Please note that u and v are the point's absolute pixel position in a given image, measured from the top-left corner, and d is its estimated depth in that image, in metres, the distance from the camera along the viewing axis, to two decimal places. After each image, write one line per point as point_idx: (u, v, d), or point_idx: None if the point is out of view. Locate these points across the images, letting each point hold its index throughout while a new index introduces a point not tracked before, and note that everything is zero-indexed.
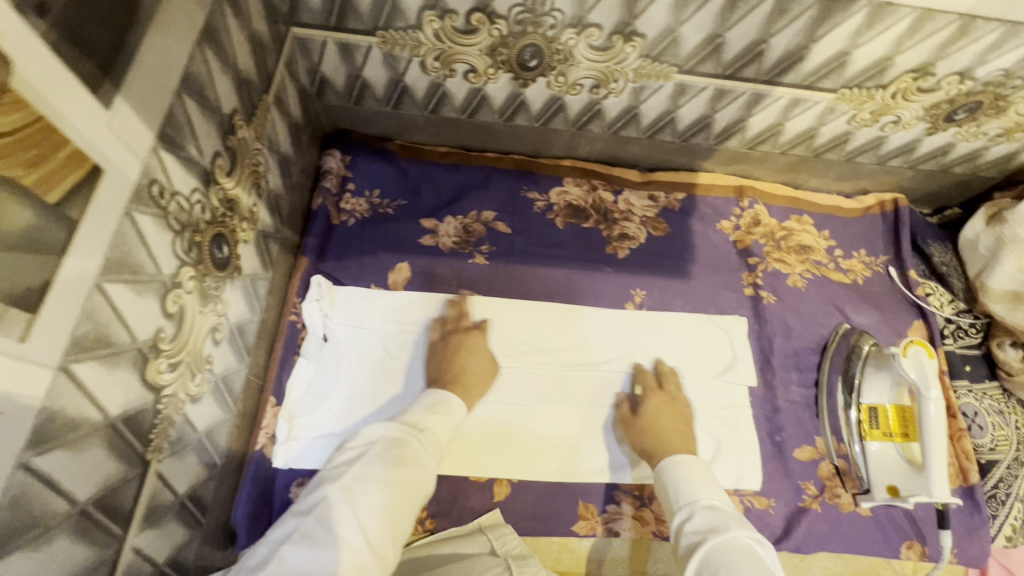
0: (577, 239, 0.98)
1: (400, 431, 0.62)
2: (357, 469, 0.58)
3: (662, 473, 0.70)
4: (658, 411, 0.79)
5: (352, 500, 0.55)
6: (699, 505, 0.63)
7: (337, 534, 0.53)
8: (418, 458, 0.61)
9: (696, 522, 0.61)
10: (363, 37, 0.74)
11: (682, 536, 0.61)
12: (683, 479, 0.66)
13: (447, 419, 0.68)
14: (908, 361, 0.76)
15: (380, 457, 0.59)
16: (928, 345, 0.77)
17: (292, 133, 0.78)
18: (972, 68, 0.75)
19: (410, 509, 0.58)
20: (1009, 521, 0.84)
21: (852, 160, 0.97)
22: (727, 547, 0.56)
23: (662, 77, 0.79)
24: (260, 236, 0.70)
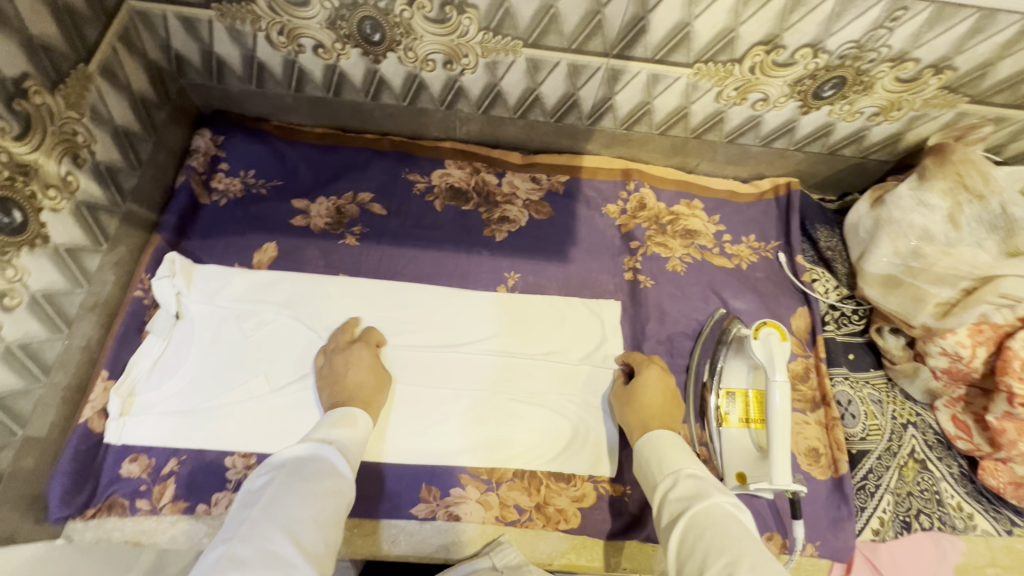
0: (455, 221, 0.96)
1: (324, 448, 0.64)
2: (280, 486, 0.58)
3: (643, 446, 0.71)
4: (652, 383, 0.78)
5: (277, 516, 0.55)
6: (682, 473, 0.64)
7: (272, 549, 0.52)
8: (335, 470, 0.63)
9: (680, 490, 0.62)
10: (200, 9, 0.75)
11: (667, 505, 0.62)
12: (665, 450, 0.68)
13: (355, 432, 0.69)
14: (758, 343, 0.74)
15: (308, 474, 0.60)
16: (781, 328, 0.75)
17: (137, 107, 0.78)
18: (821, 40, 0.73)
19: (340, 520, 0.60)
20: (877, 514, 0.80)
21: (735, 142, 0.94)
22: (711, 513, 0.58)
23: (511, 51, 0.77)
24: (83, 206, 0.69)
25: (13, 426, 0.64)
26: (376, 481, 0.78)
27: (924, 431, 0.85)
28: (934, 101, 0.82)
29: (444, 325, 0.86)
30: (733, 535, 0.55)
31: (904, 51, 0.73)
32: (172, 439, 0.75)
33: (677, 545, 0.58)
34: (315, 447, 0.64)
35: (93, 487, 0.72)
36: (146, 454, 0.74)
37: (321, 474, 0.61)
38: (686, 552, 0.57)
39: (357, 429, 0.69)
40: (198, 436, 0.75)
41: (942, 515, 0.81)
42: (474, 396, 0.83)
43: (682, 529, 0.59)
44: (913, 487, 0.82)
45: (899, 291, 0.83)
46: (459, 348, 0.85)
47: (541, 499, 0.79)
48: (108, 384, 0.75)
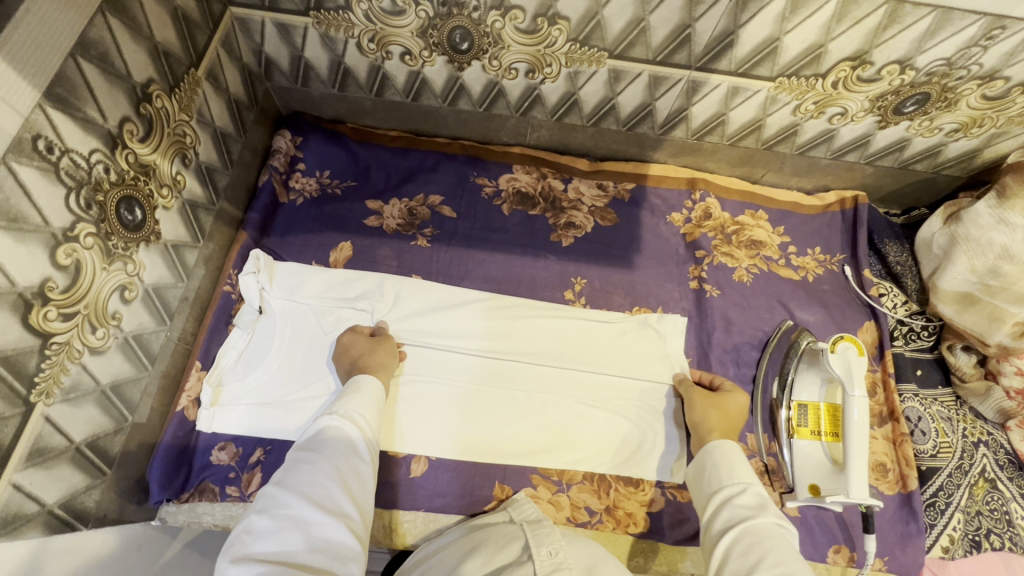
0: (522, 225, 0.97)
1: (328, 417, 0.66)
2: (292, 461, 0.61)
3: (715, 448, 0.71)
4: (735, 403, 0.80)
5: (291, 484, 0.58)
6: (751, 486, 0.65)
7: (290, 515, 0.55)
8: (347, 436, 0.65)
9: (746, 499, 0.63)
10: (298, 16, 0.77)
11: (727, 509, 0.64)
12: (738, 461, 0.68)
13: (363, 397, 0.70)
14: (834, 356, 0.76)
15: (316, 445, 0.63)
16: (857, 343, 0.76)
17: (232, 109, 0.82)
18: (911, 57, 0.72)
19: (361, 477, 0.62)
20: (947, 531, 0.80)
21: (805, 154, 0.95)
22: (775, 529, 0.60)
23: (595, 62, 0.79)
24: (187, 205, 0.73)
25: (126, 412, 0.68)
26: (452, 478, 0.80)
27: (995, 451, 0.85)
28: (1018, 119, 0.81)
29: (513, 326, 0.87)
30: (790, 553, 0.57)
31: (995, 69, 0.73)
32: (257, 429, 0.77)
33: (725, 545, 0.60)
34: (321, 420, 0.66)
35: (186, 472, 0.75)
36: (234, 442, 0.77)
37: (330, 440, 0.64)
38: (738, 555, 0.58)
39: (365, 393, 0.70)
40: (281, 427, 0.78)
41: (1012, 536, 0.81)
42: (540, 400, 0.85)
43: (737, 535, 0.60)
44: (982, 506, 0.82)
45: (975, 309, 0.83)
46: (528, 349, 0.87)
47: (611, 502, 0.81)
48: (201, 375, 0.79)
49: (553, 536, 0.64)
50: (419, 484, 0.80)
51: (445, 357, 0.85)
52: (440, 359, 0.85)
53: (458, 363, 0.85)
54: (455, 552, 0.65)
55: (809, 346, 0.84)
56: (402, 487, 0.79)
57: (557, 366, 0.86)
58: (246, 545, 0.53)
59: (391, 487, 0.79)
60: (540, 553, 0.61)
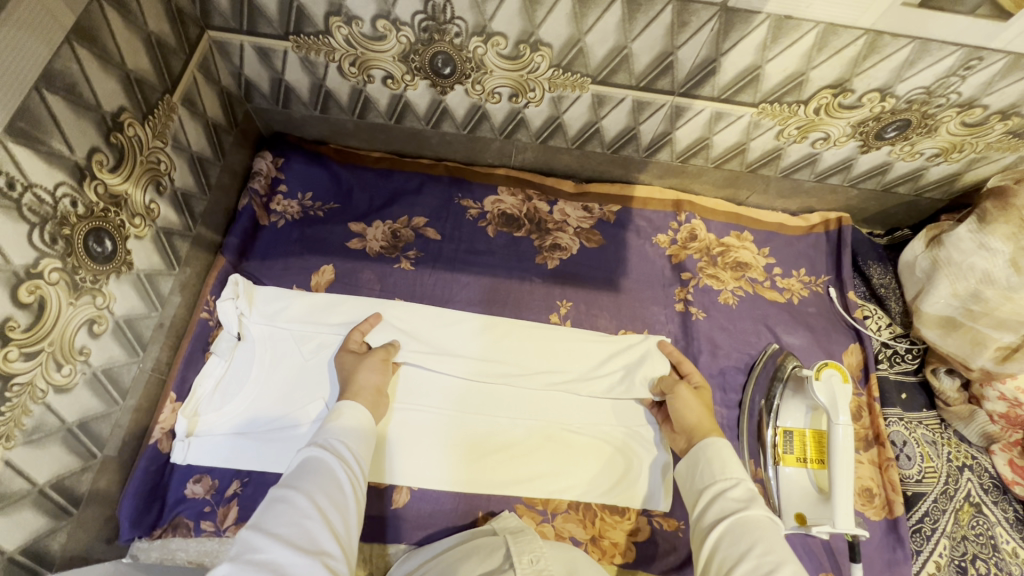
0: (507, 247, 0.96)
1: (308, 448, 0.62)
2: (268, 498, 0.55)
3: (705, 445, 0.68)
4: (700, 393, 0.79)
5: (266, 524, 0.52)
6: (743, 481, 0.63)
7: (263, 556, 0.48)
8: (330, 467, 0.60)
9: (738, 493, 0.61)
10: (277, 41, 0.76)
11: (720, 502, 0.61)
12: (731, 456, 0.66)
13: (342, 424, 0.66)
14: (820, 384, 0.75)
15: (296, 477, 0.57)
16: (842, 370, 0.76)
17: (210, 133, 0.80)
18: (891, 85, 0.73)
19: (343, 514, 0.57)
20: (932, 558, 0.79)
21: (790, 177, 0.95)
22: (766, 523, 0.57)
23: (578, 87, 0.79)
24: (161, 233, 0.71)
25: (94, 448, 0.66)
26: (437, 506, 0.79)
27: (980, 475, 0.85)
28: (997, 145, 0.82)
29: (504, 351, 0.86)
30: (780, 544, 0.55)
31: (974, 98, 0.73)
32: (233, 460, 0.75)
33: (716, 535, 0.58)
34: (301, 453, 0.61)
35: (159, 508, 0.73)
36: (209, 474, 0.75)
37: (312, 472, 0.58)
38: (728, 545, 0.56)
39: (344, 419, 0.67)
40: (258, 458, 0.76)
41: (998, 561, 0.79)
42: (529, 427, 0.84)
43: (727, 526, 0.58)
44: (967, 530, 0.82)
45: (958, 334, 0.83)
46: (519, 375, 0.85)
47: (596, 532, 0.79)
48: (176, 406, 0.77)
49: (535, 544, 0.62)
50: (402, 516, 0.78)
51: (433, 383, 0.84)
52: (425, 384, 0.83)
53: (445, 389, 0.84)
54: (442, 563, 0.64)
55: (794, 371, 0.85)
56: (384, 519, 0.78)
57: (547, 393, 0.85)
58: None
59: (371, 519, 0.77)
60: (521, 561, 0.59)
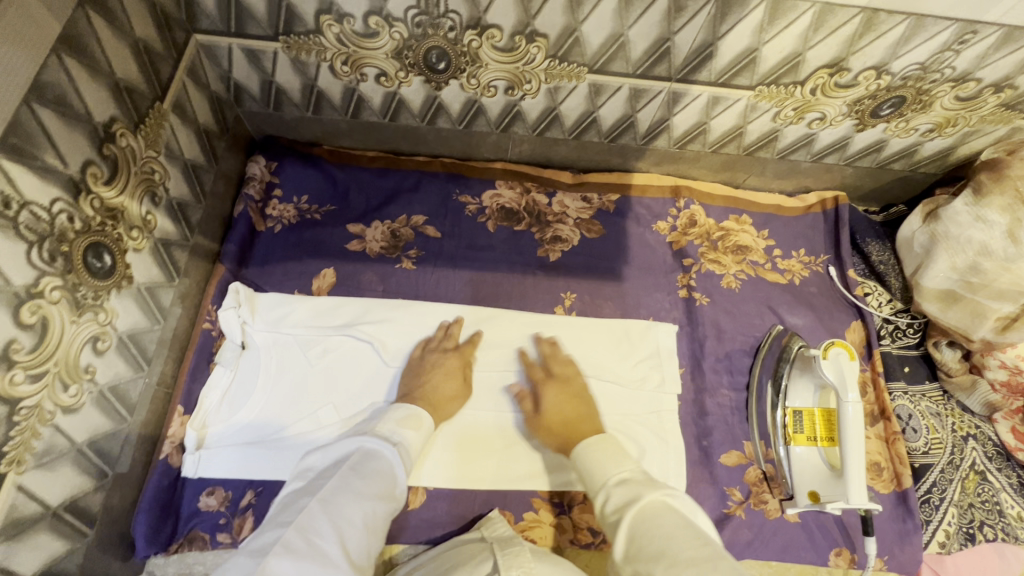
0: (508, 242, 0.96)
1: (386, 446, 0.66)
2: (336, 481, 0.60)
3: (582, 450, 0.69)
4: (557, 402, 0.78)
5: (333, 512, 0.56)
6: (612, 483, 0.63)
7: (320, 545, 0.53)
8: (393, 476, 0.65)
9: (615, 501, 0.60)
10: (266, 42, 0.74)
11: (607, 520, 0.60)
12: (593, 463, 0.66)
13: (417, 435, 0.71)
14: (827, 363, 0.76)
15: (365, 472, 0.63)
16: (849, 347, 0.76)
17: (201, 139, 0.78)
18: (886, 62, 0.73)
19: (382, 527, 0.61)
20: (942, 527, 0.81)
21: (786, 158, 0.95)
22: (653, 513, 0.56)
23: (574, 77, 0.78)
24: (159, 244, 0.69)
25: (105, 467, 0.65)
26: (453, 505, 0.79)
27: (983, 443, 0.86)
28: (990, 118, 0.83)
29: (503, 348, 0.86)
30: (668, 530, 0.53)
31: (968, 72, 0.74)
32: (245, 471, 0.75)
33: (621, 550, 0.55)
34: (378, 446, 0.66)
35: (174, 521, 0.72)
36: (222, 486, 0.74)
37: (377, 472, 0.63)
38: (634, 553, 0.53)
39: (420, 433, 0.72)
40: (271, 467, 0.75)
41: (1004, 526, 0.82)
42: (533, 419, 0.83)
43: (629, 535, 0.55)
44: (974, 498, 0.84)
45: (958, 306, 0.84)
46: (517, 370, 0.85)
47: None
48: (184, 419, 0.76)
49: (523, 556, 0.63)
50: (418, 517, 0.78)
51: None
52: None
53: None
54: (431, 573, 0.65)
55: (800, 351, 0.85)
56: (400, 521, 0.77)
57: None
58: (276, 557, 0.50)
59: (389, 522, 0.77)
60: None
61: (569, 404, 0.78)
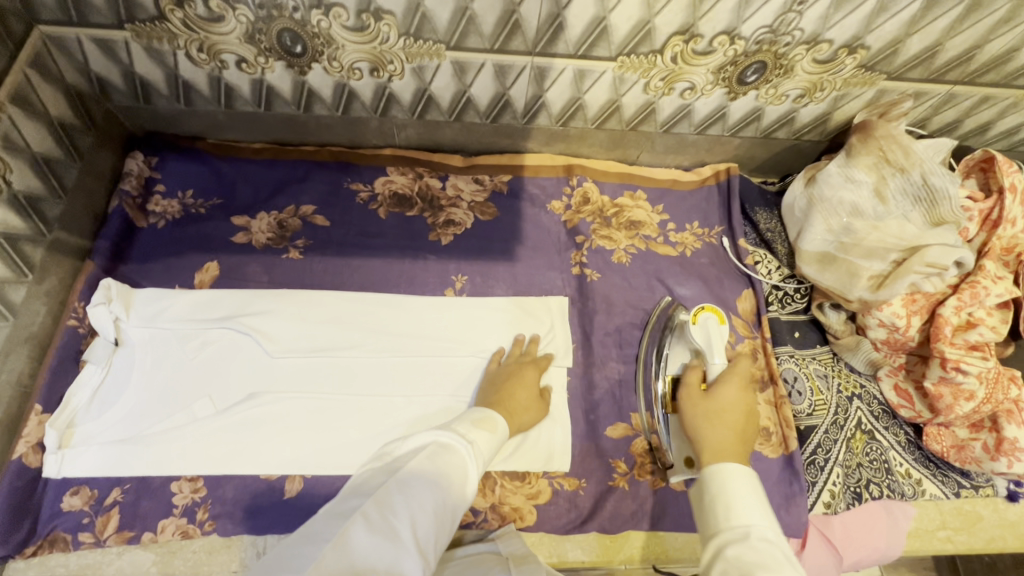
0: (400, 228, 0.95)
1: (454, 438, 0.62)
2: (414, 465, 0.58)
3: (711, 472, 0.58)
4: (737, 399, 0.68)
5: (406, 497, 0.55)
6: (753, 531, 0.52)
7: (393, 525, 0.53)
8: (464, 473, 0.59)
9: (741, 552, 0.50)
10: (113, 31, 0.73)
11: (719, 566, 0.51)
12: (739, 496, 0.55)
13: (493, 437, 0.66)
14: (697, 328, 0.79)
15: (439, 462, 0.59)
16: (719, 312, 0.80)
17: (57, 133, 0.77)
18: (735, 27, 0.74)
19: (453, 522, 0.57)
20: (827, 487, 0.81)
21: (672, 132, 0.96)
22: None
23: (435, 55, 0.78)
24: (0, 237, 0.69)
25: None
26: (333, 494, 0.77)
27: (869, 402, 0.87)
28: (854, 80, 0.84)
29: (399, 335, 0.84)
30: None
31: (816, 33, 0.75)
32: (112, 469, 0.73)
33: None
34: (453, 438, 0.62)
35: (32, 522, 0.70)
36: (87, 485, 0.73)
37: (450, 464, 0.59)
38: None
39: (496, 436, 0.66)
40: (140, 463, 0.74)
41: (891, 483, 0.83)
42: (394, 400, 0.81)
43: None
44: (862, 458, 0.84)
45: (835, 267, 0.85)
46: (430, 355, 0.84)
47: (496, 500, 0.79)
48: (43, 418, 0.74)
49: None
50: (296, 506, 0.75)
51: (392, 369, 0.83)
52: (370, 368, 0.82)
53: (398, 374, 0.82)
54: None
55: (683, 318, 0.85)
56: (279, 511, 0.75)
57: None
58: (351, 529, 0.51)
59: (267, 514, 0.74)
60: None
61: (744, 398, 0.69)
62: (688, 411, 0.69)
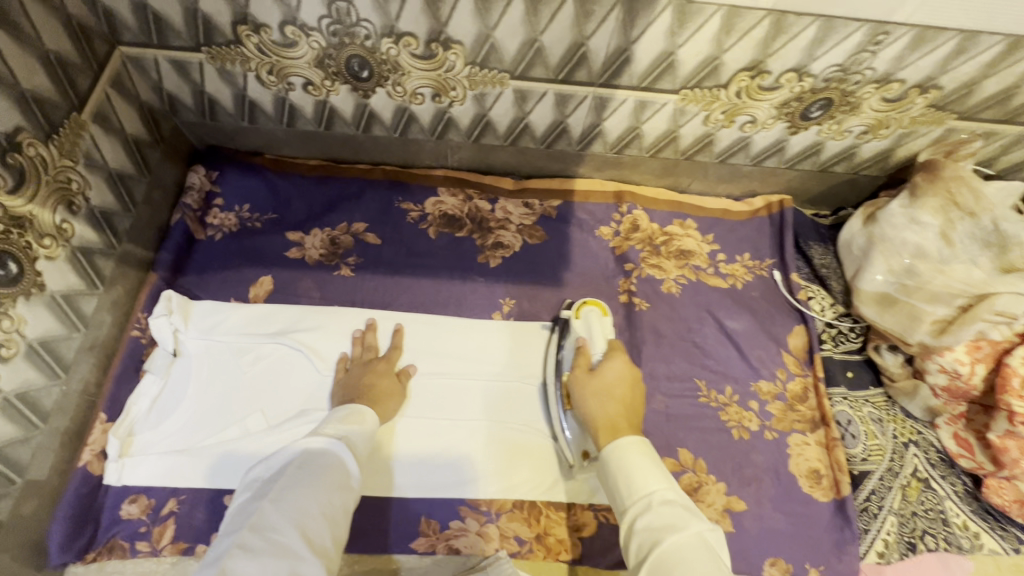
0: (450, 249, 0.96)
1: (331, 442, 0.61)
2: (287, 477, 0.56)
3: (610, 452, 0.61)
4: (618, 378, 0.72)
5: (285, 510, 0.53)
6: (653, 495, 0.56)
7: (280, 541, 0.51)
8: (345, 471, 0.60)
9: (652, 516, 0.54)
10: (190, 53, 0.75)
11: (636, 536, 0.54)
12: (632, 467, 0.58)
13: (364, 427, 0.67)
14: (579, 322, 0.81)
15: (315, 466, 0.58)
16: (599, 305, 0.83)
17: (130, 149, 0.80)
18: (805, 64, 0.73)
19: (346, 517, 0.58)
20: (881, 536, 0.79)
21: (727, 162, 0.95)
22: (692, 544, 0.50)
23: (498, 83, 0.78)
24: (77, 251, 0.71)
25: (13, 474, 0.66)
26: (379, 515, 0.77)
27: (926, 450, 0.84)
28: (922, 119, 0.82)
29: (448, 357, 0.86)
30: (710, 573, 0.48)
31: (889, 73, 0.74)
32: (169, 479, 0.75)
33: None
34: (324, 442, 0.61)
35: (93, 529, 0.73)
36: (145, 494, 0.74)
37: (327, 465, 0.59)
38: None
39: (367, 425, 0.68)
40: (196, 475, 0.75)
41: (947, 536, 0.80)
42: (437, 424, 0.82)
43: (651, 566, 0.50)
44: (917, 507, 0.81)
45: (895, 310, 0.83)
46: (481, 380, 0.85)
47: (541, 530, 0.78)
48: (107, 426, 0.77)
49: None
50: None
51: (451, 396, 0.84)
52: (433, 392, 0.83)
53: (456, 399, 0.83)
54: None
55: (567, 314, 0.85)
56: None
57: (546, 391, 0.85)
58: (232, 561, 0.48)
59: None
60: None
61: (629, 386, 0.71)
62: (577, 395, 0.72)
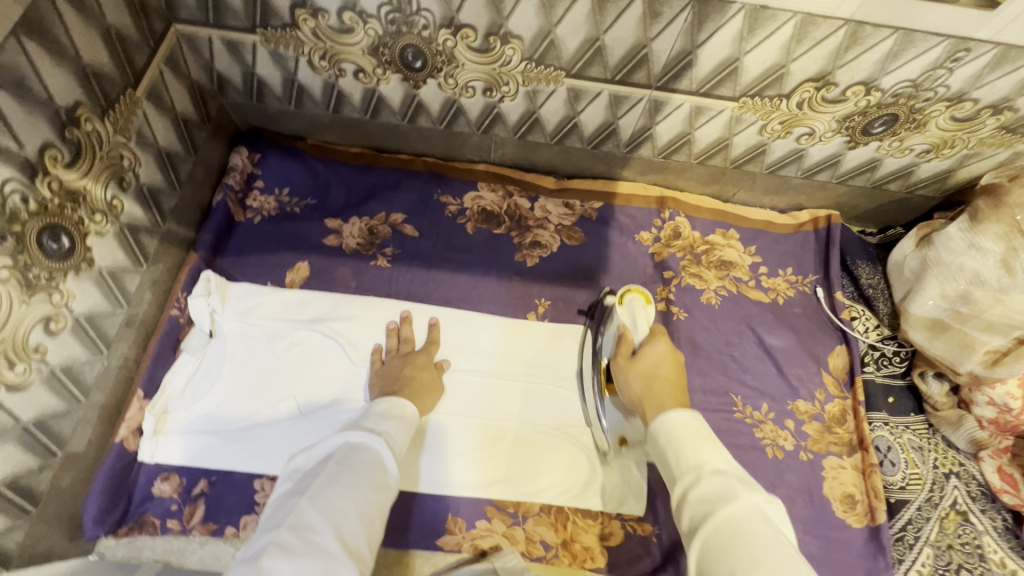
0: (486, 245, 0.94)
1: (371, 438, 0.61)
2: (325, 475, 0.55)
3: (656, 427, 0.60)
4: (660, 359, 0.71)
5: (323, 508, 0.52)
6: (703, 468, 0.54)
7: (316, 541, 0.50)
8: (384, 471, 0.59)
9: (703, 490, 0.52)
10: (245, 34, 0.75)
11: (687, 508, 0.53)
12: (678, 439, 0.57)
13: (403, 423, 0.66)
14: (623, 308, 0.82)
15: (353, 463, 0.57)
16: (644, 293, 0.83)
17: (179, 128, 0.80)
18: (875, 78, 0.70)
19: (382, 518, 0.57)
20: (915, 567, 0.77)
21: (777, 173, 0.92)
22: (747, 517, 0.49)
23: (553, 81, 0.76)
24: (126, 229, 0.72)
25: (54, 447, 0.67)
26: (406, 509, 0.77)
27: (966, 482, 0.82)
28: (990, 141, 0.79)
29: (482, 356, 0.85)
30: (768, 544, 0.46)
31: (963, 92, 0.71)
32: (201, 459, 0.75)
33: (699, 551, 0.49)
34: (365, 437, 0.61)
35: (125, 505, 0.73)
36: (177, 473, 0.75)
37: (366, 461, 0.58)
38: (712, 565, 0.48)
39: (406, 420, 0.67)
40: (228, 457, 0.76)
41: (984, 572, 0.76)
42: (469, 421, 0.81)
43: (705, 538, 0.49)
44: (953, 540, 0.78)
45: (946, 336, 0.81)
46: (514, 380, 0.84)
47: (567, 536, 0.78)
48: (143, 404, 0.77)
49: None
50: None
51: (472, 394, 0.83)
52: (458, 388, 0.83)
53: (480, 397, 0.82)
54: None
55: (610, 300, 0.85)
56: None
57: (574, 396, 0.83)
58: (269, 560, 0.47)
59: None
60: None
61: (673, 367, 0.70)
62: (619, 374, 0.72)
